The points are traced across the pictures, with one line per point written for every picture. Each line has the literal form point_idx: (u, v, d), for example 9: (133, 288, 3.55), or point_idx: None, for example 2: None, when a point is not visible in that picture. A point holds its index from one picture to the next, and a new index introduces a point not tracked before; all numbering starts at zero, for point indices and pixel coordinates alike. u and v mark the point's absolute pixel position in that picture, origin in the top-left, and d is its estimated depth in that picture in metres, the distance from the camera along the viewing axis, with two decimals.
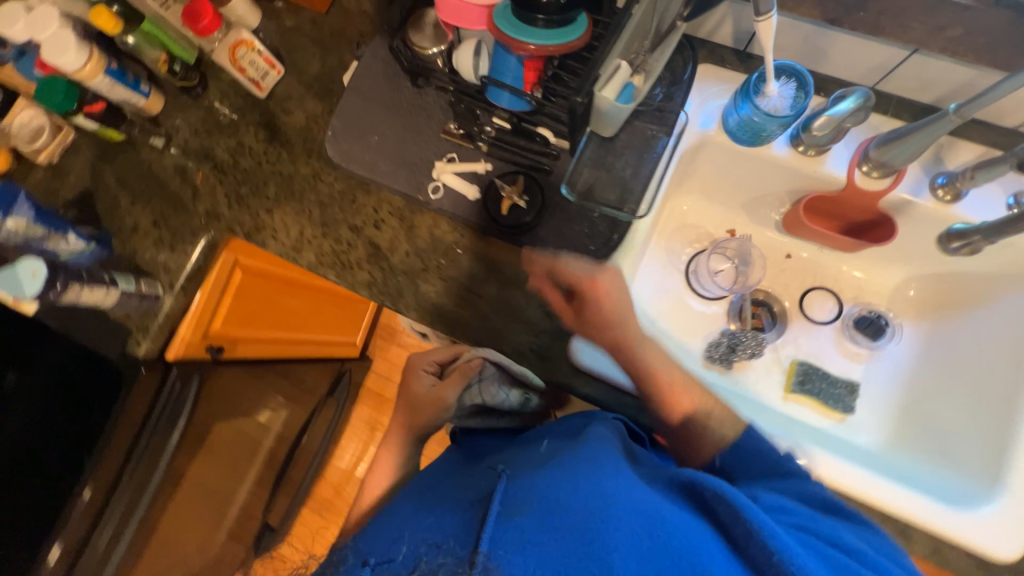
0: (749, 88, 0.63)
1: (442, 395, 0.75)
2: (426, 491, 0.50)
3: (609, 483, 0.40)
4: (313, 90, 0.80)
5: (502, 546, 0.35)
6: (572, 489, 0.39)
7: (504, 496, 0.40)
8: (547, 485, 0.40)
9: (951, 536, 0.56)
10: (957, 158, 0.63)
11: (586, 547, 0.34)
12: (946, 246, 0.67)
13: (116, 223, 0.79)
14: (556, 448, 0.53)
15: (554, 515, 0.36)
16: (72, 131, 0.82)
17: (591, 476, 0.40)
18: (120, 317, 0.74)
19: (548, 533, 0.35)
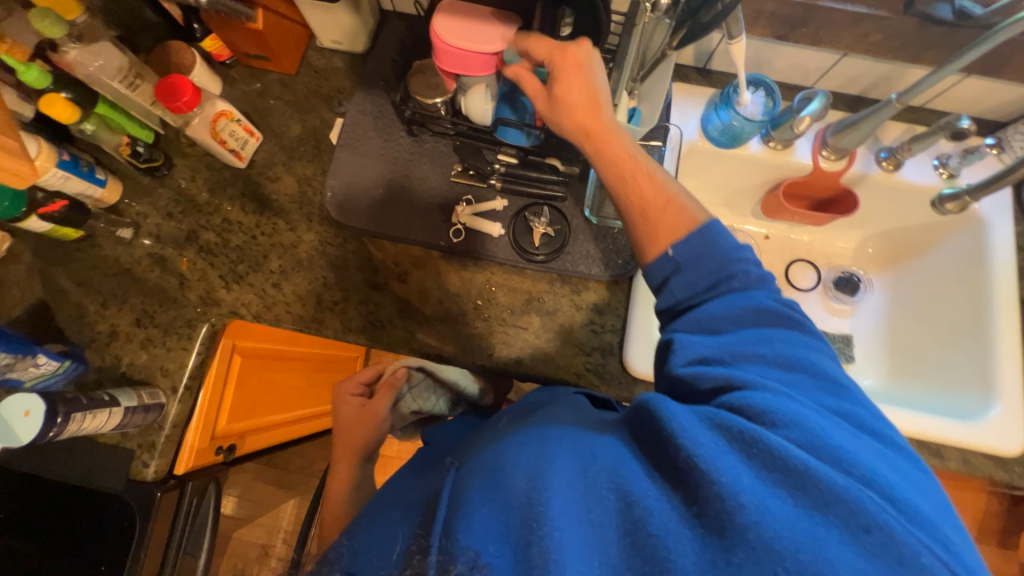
0: (726, 98, 0.71)
1: (376, 410, 0.72)
2: (412, 489, 0.47)
3: (538, 441, 0.38)
4: (298, 153, 0.77)
5: (445, 528, 0.33)
6: (502, 456, 0.37)
7: (451, 482, 0.38)
8: (481, 459, 0.38)
9: (975, 445, 0.66)
10: (888, 134, 0.76)
11: (525, 509, 0.32)
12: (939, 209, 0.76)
13: (87, 333, 0.69)
14: (516, 419, 0.49)
15: (483, 487, 0.34)
16: (7, 237, 0.70)
17: (535, 441, 0.38)
18: (120, 439, 0.63)
19: (482, 501, 0.33)
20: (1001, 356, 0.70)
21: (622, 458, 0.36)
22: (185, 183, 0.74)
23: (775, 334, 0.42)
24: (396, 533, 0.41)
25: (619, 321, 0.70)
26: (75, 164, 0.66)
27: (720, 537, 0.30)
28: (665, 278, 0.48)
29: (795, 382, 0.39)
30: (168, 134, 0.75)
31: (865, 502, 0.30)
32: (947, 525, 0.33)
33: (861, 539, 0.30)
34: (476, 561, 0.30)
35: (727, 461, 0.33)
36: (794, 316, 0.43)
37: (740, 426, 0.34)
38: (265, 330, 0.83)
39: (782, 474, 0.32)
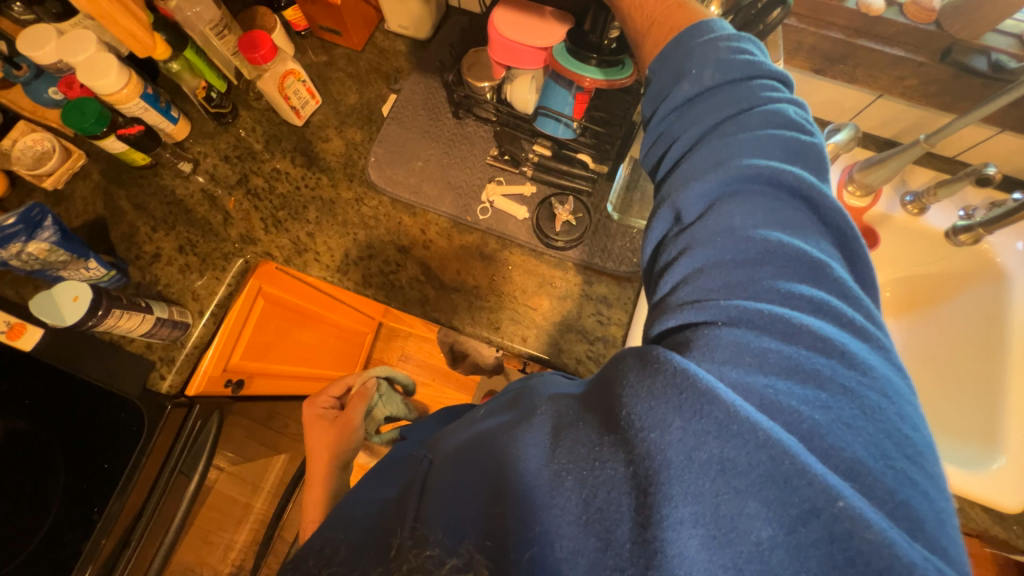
0: None
1: (352, 419, 0.80)
2: (390, 489, 0.52)
3: (505, 430, 0.42)
4: (352, 119, 0.83)
5: (425, 521, 0.41)
6: (475, 453, 0.43)
7: (426, 479, 0.46)
8: (456, 461, 0.44)
9: (969, 494, 0.65)
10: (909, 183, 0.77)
11: (494, 497, 0.38)
12: (952, 240, 0.76)
13: (134, 252, 0.75)
14: (499, 406, 0.52)
15: (454, 488, 0.42)
16: (84, 156, 0.77)
17: (495, 436, 0.42)
18: (145, 349, 0.68)
19: (454, 496, 0.42)
20: (1007, 407, 0.69)
21: (578, 428, 0.37)
22: (246, 133, 0.81)
23: (740, 213, 0.37)
24: (383, 495, 0.51)
25: (625, 316, 0.72)
26: (155, 98, 0.73)
27: (647, 497, 0.31)
28: (653, 111, 0.46)
29: (753, 275, 0.35)
30: (240, 86, 0.82)
31: (803, 456, 0.28)
32: (908, 463, 0.30)
33: (780, 488, 0.28)
34: (452, 551, 0.38)
35: (650, 413, 0.32)
36: (771, 173, 0.37)
37: (674, 364, 0.32)
38: (289, 281, 0.88)
39: (704, 419, 0.30)
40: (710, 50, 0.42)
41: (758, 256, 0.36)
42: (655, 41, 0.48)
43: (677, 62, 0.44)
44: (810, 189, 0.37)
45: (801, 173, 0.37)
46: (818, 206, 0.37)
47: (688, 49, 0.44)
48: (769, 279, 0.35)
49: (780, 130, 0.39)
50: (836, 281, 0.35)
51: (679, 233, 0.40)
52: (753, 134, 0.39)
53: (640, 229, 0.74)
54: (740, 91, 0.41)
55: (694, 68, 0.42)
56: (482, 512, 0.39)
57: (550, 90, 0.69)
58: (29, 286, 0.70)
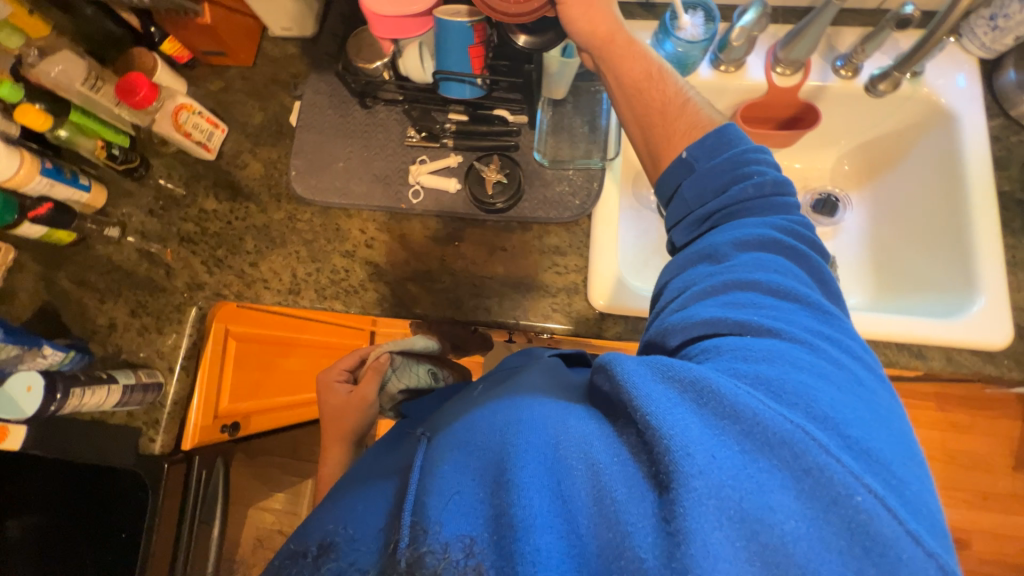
0: (666, 27, 0.70)
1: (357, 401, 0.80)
2: (393, 463, 0.51)
3: (511, 412, 0.39)
4: (262, 139, 0.80)
5: (415, 511, 0.34)
6: (473, 429, 0.39)
7: (423, 457, 0.40)
8: (459, 433, 0.40)
9: (952, 340, 0.64)
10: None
11: (494, 482, 0.34)
12: (872, 90, 0.73)
13: (90, 327, 0.74)
14: (490, 385, 0.52)
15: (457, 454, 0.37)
16: (12, 248, 0.75)
17: (496, 417, 0.39)
18: (127, 417, 0.69)
19: (453, 480, 0.35)
20: (981, 250, 0.67)
21: (586, 430, 0.37)
22: (163, 181, 0.79)
23: (771, 261, 0.42)
24: (380, 489, 0.46)
25: (582, 260, 0.71)
26: (58, 171, 0.71)
27: (667, 494, 0.31)
28: (677, 184, 0.50)
29: (784, 310, 0.39)
30: (141, 136, 0.79)
31: (806, 446, 0.30)
32: (899, 452, 0.33)
33: (802, 481, 0.30)
34: (456, 548, 0.32)
35: (676, 411, 0.33)
36: (800, 250, 0.43)
37: (693, 374, 0.34)
38: (259, 316, 0.85)
39: (730, 418, 0.32)
40: (757, 160, 0.48)
41: (782, 289, 0.40)
42: (670, 133, 0.52)
43: (729, 160, 0.48)
44: (825, 274, 0.44)
45: (819, 262, 0.44)
46: (827, 288, 0.44)
47: (724, 156, 0.48)
48: (794, 313, 0.39)
49: (807, 233, 0.46)
50: (845, 330, 0.40)
51: (711, 271, 0.43)
52: (794, 228, 0.45)
53: (575, 168, 0.72)
54: (783, 197, 0.47)
55: (754, 173, 0.47)
56: (479, 498, 0.34)
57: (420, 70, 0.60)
58: None
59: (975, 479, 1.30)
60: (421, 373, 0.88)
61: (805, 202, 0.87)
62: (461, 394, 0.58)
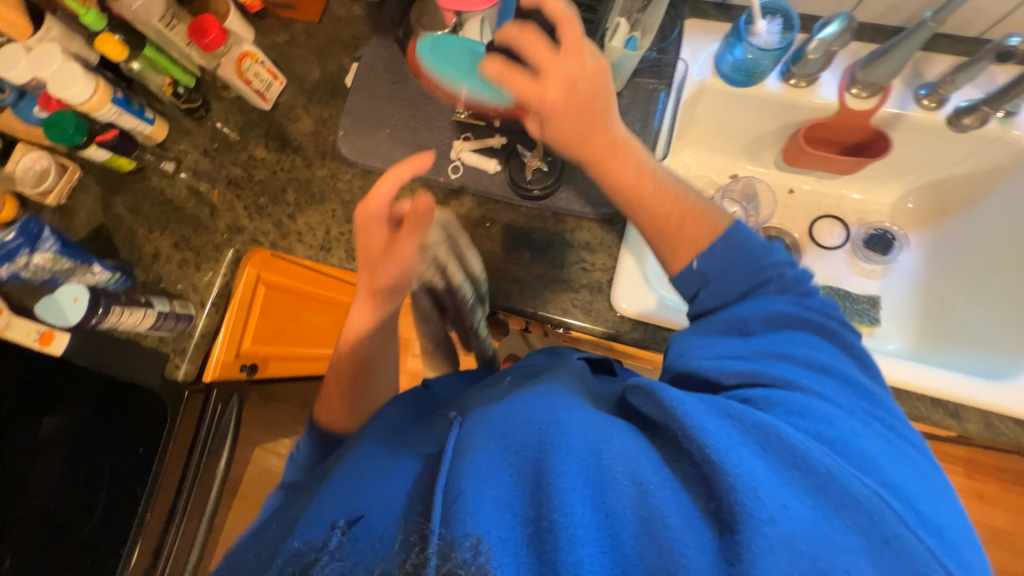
0: (739, 31, 0.67)
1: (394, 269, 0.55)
2: (412, 444, 0.46)
3: (552, 407, 0.37)
4: (317, 96, 0.82)
5: (447, 513, 0.31)
6: (514, 421, 0.37)
7: (456, 438, 0.37)
8: (493, 420, 0.37)
9: (995, 406, 0.60)
10: (832, 233, 0.84)
11: (534, 478, 0.32)
12: (956, 125, 0.68)
13: (136, 252, 0.78)
14: (520, 382, 0.50)
15: (491, 444, 0.35)
16: (79, 169, 0.81)
17: (540, 410, 0.37)
18: (157, 341, 0.73)
19: (487, 470, 0.33)
20: None
21: (634, 446, 0.34)
22: (220, 124, 0.82)
23: (804, 341, 0.43)
24: (396, 474, 0.41)
25: (610, 260, 0.70)
26: (128, 102, 0.75)
27: (731, 536, 0.29)
28: (694, 291, 0.50)
29: (826, 382, 0.40)
30: (205, 79, 0.82)
31: (875, 506, 0.31)
32: (945, 521, 0.34)
33: (872, 545, 0.30)
34: (479, 546, 0.29)
35: (738, 450, 0.32)
36: (833, 327, 0.45)
37: (756, 421, 0.34)
38: (289, 268, 0.88)
39: (790, 462, 0.33)
40: (775, 257, 0.49)
41: (823, 359, 0.42)
42: (692, 235, 0.50)
43: (748, 263, 0.48)
44: (862, 351, 0.45)
45: (854, 338, 0.46)
46: (865, 362, 0.45)
47: (740, 259, 0.48)
48: (836, 386, 0.40)
49: (836, 310, 0.48)
50: (885, 405, 0.42)
51: (744, 345, 0.44)
52: (822, 305, 0.47)
53: None
54: (805, 282, 0.48)
55: (773, 271, 0.48)
56: (517, 491, 0.32)
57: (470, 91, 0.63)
58: (25, 290, 0.73)
59: (996, 558, 1.21)
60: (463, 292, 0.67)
61: (857, 236, 0.82)
62: (487, 381, 0.58)
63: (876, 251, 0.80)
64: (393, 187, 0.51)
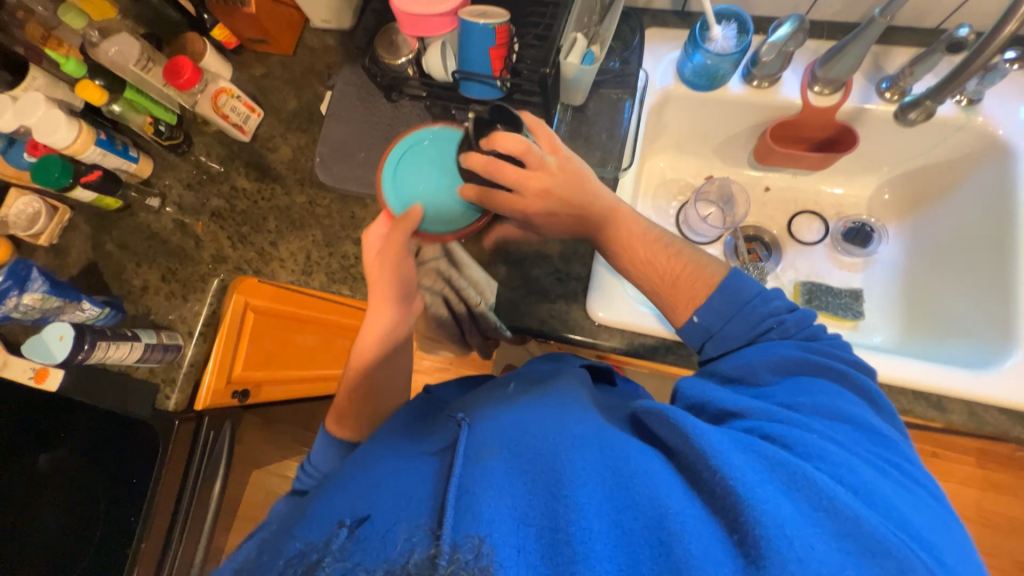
0: (696, 38, 0.68)
1: (392, 287, 0.58)
2: (419, 443, 0.44)
3: (567, 427, 0.39)
4: (294, 125, 0.84)
5: (459, 514, 0.32)
6: (533, 438, 0.38)
7: (465, 445, 0.39)
8: (507, 428, 0.39)
9: (977, 396, 0.59)
10: (811, 228, 0.84)
11: (553, 493, 0.33)
12: (903, 120, 0.69)
13: (125, 287, 0.80)
14: (526, 385, 0.49)
15: (507, 461, 0.36)
16: (69, 209, 0.83)
17: (558, 429, 0.38)
18: (146, 372, 0.75)
19: (501, 479, 0.34)
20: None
21: (654, 471, 0.35)
22: (202, 157, 0.84)
23: (811, 383, 0.45)
24: (408, 468, 0.40)
25: (585, 269, 0.70)
26: (111, 143, 0.78)
27: (756, 566, 0.29)
28: (700, 341, 0.55)
29: (838, 423, 0.41)
30: (186, 115, 0.85)
31: (894, 544, 0.31)
32: (957, 557, 0.33)
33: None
34: (481, 546, 0.29)
35: (755, 478, 0.34)
36: (844, 372, 0.46)
37: (773, 458, 0.36)
38: (275, 292, 0.88)
39: (804, 492, 0.34)
40: (773, 307, 0.53)
41: (835, 402, 0.43)
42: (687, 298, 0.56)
43: (746, 315, 0.53)
44: (875, 395, 0.46)
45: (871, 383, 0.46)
46: (880, 408, 0.45)
47: (737, 313, 0.53)
48: (849, 429, 0.41)
49: (846, 354, 0.49)
50: (902, 450, 0.41)
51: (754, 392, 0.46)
52: (828, 350, 0.49)
53: None
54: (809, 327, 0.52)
55: (772, 321, 0.52)
56: (532, 504, 0.33)
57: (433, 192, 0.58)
58: (19, 329, 0.76)
59: (1014, 549, 1.18)
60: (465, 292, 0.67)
61: (835, 229, 0.82)
62: (489, 384, 0.55)
63: (856, 243, 0.80)
64: (401, 234, 0.55)
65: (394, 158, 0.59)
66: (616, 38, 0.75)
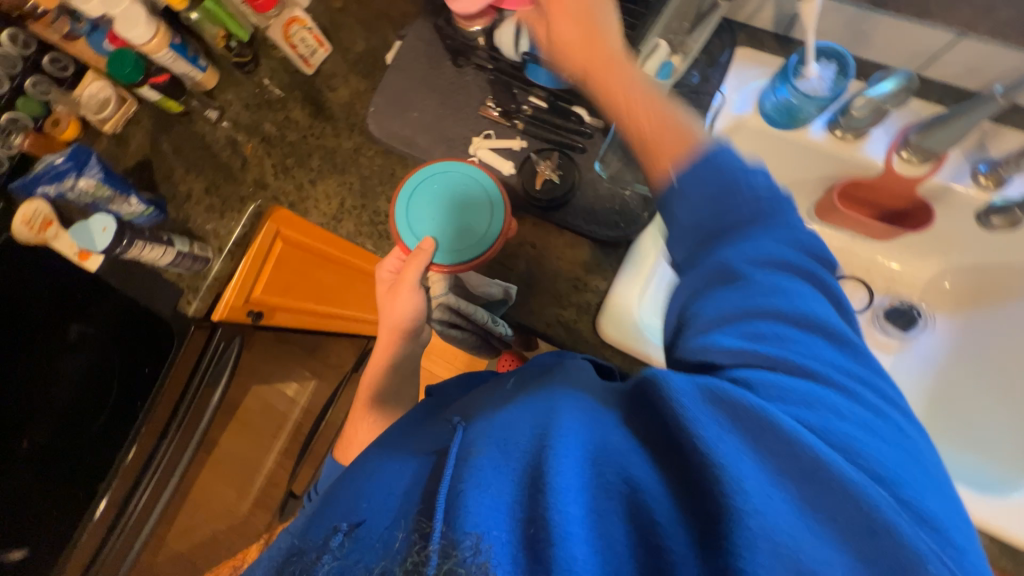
0: (788, 71, 0.63)
1: (400, 319, 0.63)
2: (417, 440, 0.47)
3: (548, 406, 0.37)
4: (357, 68, 0.83)
5: (448, 514, 0.32)
6: (517, 425, 0.36)
7: (459, 445, 0.38)
8: (493, 425, 0.37)
9: (988, 525, 0.56)
10: (854, 295, 0.78)
11: (532, 483, 0.31)
12: (984, 224, 0.65)
13: (171, 190, 0.84)
14: (523, 382, 0.50)
15: (494, 452, 0.35)
16: (135, 102, 0.87)
17: (540, 408, 0.37)
18: (175, 278, 0.81)
19: (488, 476, 0.33)
20: None
21: (631, 454, 0.34)
22: (266, 80, 0.86)
23: (761, 254, 0.39)
24: (399, 471, 0.42)
25: (604, 283, 0.69)
26: (184, 49, 0.79)
27: (715, 530, 0.29)
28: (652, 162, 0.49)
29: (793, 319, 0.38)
30: (258, 35, 0.86)
31: (876, 513, 0.29)
32: (937, 496, 0.32)
33: (865, 539, 0.29)
34: (479, 545, 0.29)
35: (739, 458, 0.31)
36: (798, 240, 0.40)
37: (744, 403, 0.33)
38: (313, 230, 0.89)
39: (786, 461, 0.31)
40: None
41: (820, 349, 0.37)
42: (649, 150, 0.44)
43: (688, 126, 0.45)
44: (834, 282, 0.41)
45: (817, 247, 0.41)
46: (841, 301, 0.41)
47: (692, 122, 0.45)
48: (809, 339, 0.37)
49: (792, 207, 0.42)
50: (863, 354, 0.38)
51: (729, 291, 0.39)
52: (770, 203, 0.41)
53: (633, 192, 0.69)
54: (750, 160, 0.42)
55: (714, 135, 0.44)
56: (512, 498, 0.31)
57: (444, 231, 0.65)
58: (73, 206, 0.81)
59: None
60: (477, 311, 0.70)
61: (879, 304, 0.78)
62: (490, 382, 0.57)
63: (896, 324, 0.76)
64: (414, 270, 0.62)
65: (402, 205, 0.67)
66: (703, 50, 0.70)
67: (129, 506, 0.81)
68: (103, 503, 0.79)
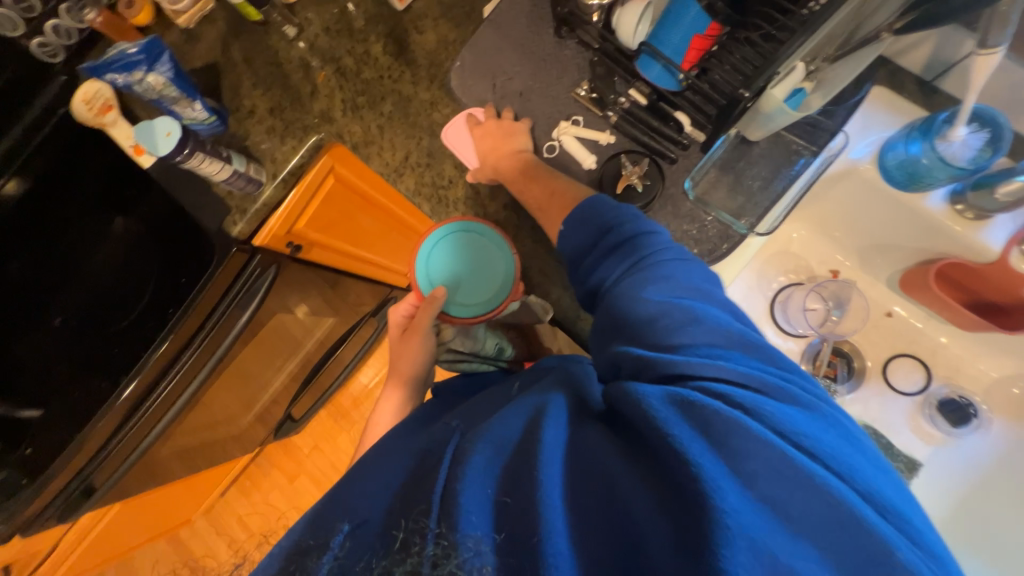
0: (930, 127, 0.57)
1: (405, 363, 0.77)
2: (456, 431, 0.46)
3: (540, 421, 0.40)
4: (451, 14, 0.77)
5: (443, 516, 0.34)
6: (513, 440, 0.39)
7: (454, 448, 0.40)
8: (489, 426, 0.41)
9: None
10: (910, 375, 0.79)
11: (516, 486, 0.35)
12: None
13: (235, 103, 0.81)
14: (528, 386, 0.51)
15: (492, 461, 0.37)
16: (213, 0, 0.82)
17: (526, 423, 0.40)
18: (225, 194, 0.78)
19: (480, 474, 0.36)
20: None
21: (608, 459, 0.37)
22: (351, 6, 0.80)
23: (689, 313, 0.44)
24: (413, 458, 0.44)
25: None
26: None
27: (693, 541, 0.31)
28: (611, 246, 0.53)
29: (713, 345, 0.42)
30: None
31: (839, 507, 0.32)
32: (881, 480, 0.35)
33: (833, 531, 0.32)
34: (478, 546, 0.32)
35: (717, 472, 0.33)
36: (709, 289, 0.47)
37: (702, 429, 0.35)
38: (360, 167, 0.92)
39: (755, 481, 0.33)
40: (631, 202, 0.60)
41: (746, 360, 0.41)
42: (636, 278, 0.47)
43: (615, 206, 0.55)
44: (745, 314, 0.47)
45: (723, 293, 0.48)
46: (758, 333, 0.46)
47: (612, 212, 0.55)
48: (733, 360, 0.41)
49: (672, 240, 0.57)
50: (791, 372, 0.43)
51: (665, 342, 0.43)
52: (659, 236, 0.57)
53: (716, 219, 0.63)
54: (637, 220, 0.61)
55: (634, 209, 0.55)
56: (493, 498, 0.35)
57: (458, 283, 0.76)
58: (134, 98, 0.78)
59: None
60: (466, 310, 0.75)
61: (935, 392, 0.78)
62: (494, 387, 0.58)
63: (945, 416, 0.76)
64: (420, 321, 0.75)
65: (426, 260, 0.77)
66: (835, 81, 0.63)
67: (141, 411, 0.79)
68: (125, 393, 0.77)
